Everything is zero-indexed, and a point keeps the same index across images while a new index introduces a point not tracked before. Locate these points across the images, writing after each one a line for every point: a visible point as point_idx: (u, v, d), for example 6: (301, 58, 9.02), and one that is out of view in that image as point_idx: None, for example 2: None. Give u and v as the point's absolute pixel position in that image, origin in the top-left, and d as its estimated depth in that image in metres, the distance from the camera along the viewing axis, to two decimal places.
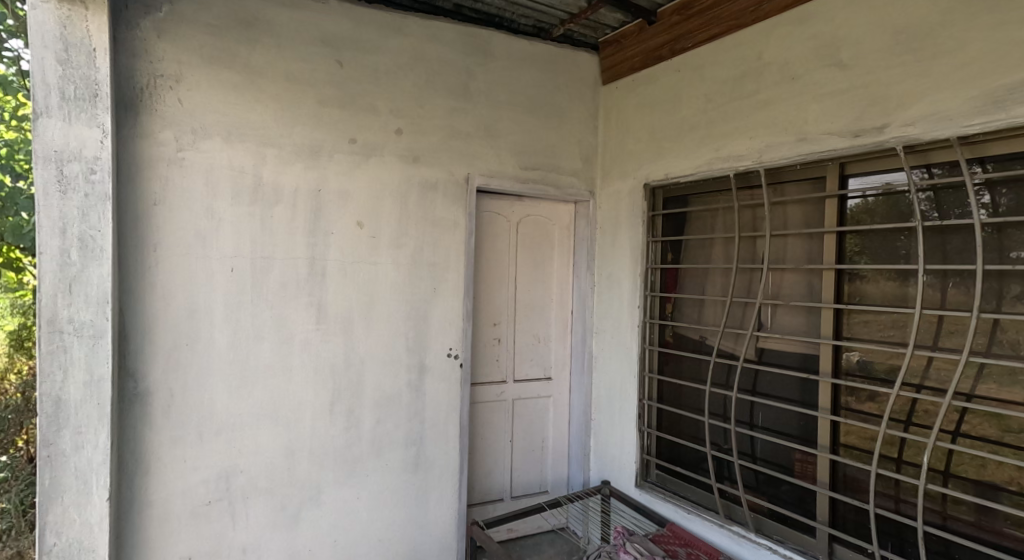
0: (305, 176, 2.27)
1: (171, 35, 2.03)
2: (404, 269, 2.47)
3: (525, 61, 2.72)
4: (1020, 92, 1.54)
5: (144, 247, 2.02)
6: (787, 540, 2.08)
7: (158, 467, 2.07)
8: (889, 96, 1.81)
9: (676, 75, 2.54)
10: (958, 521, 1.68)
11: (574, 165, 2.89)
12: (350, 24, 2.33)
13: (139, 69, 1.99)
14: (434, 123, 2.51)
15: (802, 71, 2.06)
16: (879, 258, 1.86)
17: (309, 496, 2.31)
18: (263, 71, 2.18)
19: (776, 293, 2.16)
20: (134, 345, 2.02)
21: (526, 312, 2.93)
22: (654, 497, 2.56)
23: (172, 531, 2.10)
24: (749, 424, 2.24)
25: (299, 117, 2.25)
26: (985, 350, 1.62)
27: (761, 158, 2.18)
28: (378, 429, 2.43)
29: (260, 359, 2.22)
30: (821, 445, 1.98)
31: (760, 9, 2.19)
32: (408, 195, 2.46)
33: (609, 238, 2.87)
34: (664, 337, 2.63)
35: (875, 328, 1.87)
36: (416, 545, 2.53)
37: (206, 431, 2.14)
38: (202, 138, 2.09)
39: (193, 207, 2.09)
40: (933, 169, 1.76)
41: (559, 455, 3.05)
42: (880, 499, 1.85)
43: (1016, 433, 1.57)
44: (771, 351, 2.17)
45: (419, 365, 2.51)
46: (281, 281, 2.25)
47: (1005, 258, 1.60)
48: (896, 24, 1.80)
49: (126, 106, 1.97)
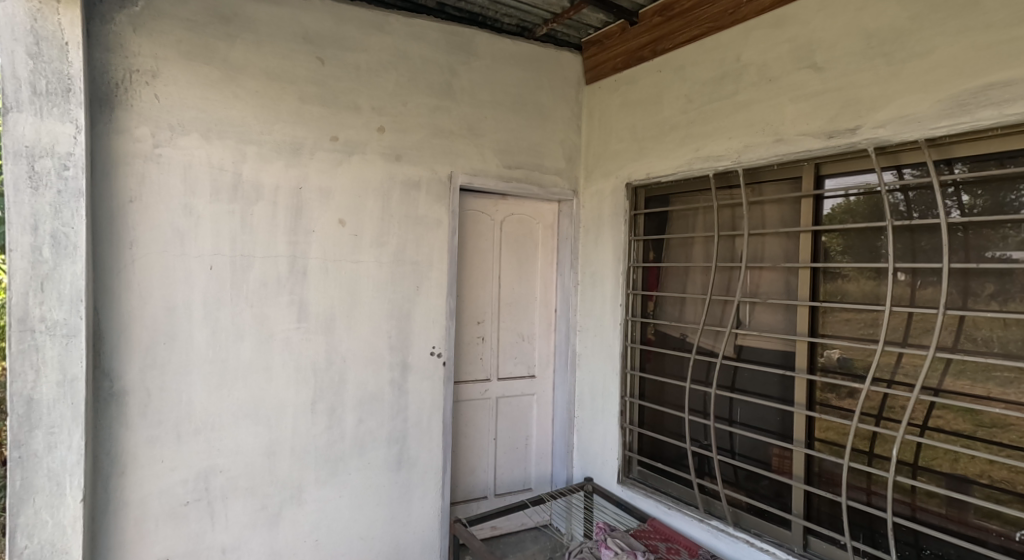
0: (286, 173, 2.25)
1: (148, 30, 2.00)
2: (387, 267, 2.46)
3: (508, 61, 2.72)
4: (985, 96, 1.59)
5: (120, 244, 1.99)
6: (764, 533, 2.12)
7: (134, 467, 2.04)
8: (862, 99, 1.85)
9: (658, 75, 2.56)
10: (927, 513, 1.72)
11: (557, 164, 2.90)
12: (332, 21, 2.32)
13: (114, 63, 1.96)
14: (417, 120, 2.50)
15: (779, 73, 2.09)
16: (857, 257, 1.90)
17: (290, 495, 2.30)
18: (242, 68, 2.16)
19: (754, 291, 2.20)
20: (110, 345, 1.98)
21: (510, 311, 2.94)
22: (636, 493, 2.59)
23: (148, 533, 2.07)
24: (728, 420, 2.27)
25: (279, 114, 2.23)
26: (953, 346, 1.67)
27: (739, 158, 2.21)
28: (361, 428, 2.43)
29: (239, 358, 2.20)
30: (797, 440, 2.01)
31: (738, 12, 2.22)
32: (391, 193, 2.46)
33: (593, 237, 2.89)
34: (645, 334, 2.66)
35: (852, 326, 1.90)
36: (400, 543, 2.53)
37: (184, 431, 2.12)
38: (179, 135, 2.07)
39: (171, 204, 2.06)
40: (905, 170, 1.80)
41: (543, 453, 3.07)
42: (852, 492, 1.90)
43: (988, 427, 1.61)
44: (750, 348, 2.20)
45: (401, 364, 2.50)
46: (262, 279, 2.23)
47: (975, 256, 1.65)
48: (868, 28, 1.84)
49: (100, 102, 1.94)
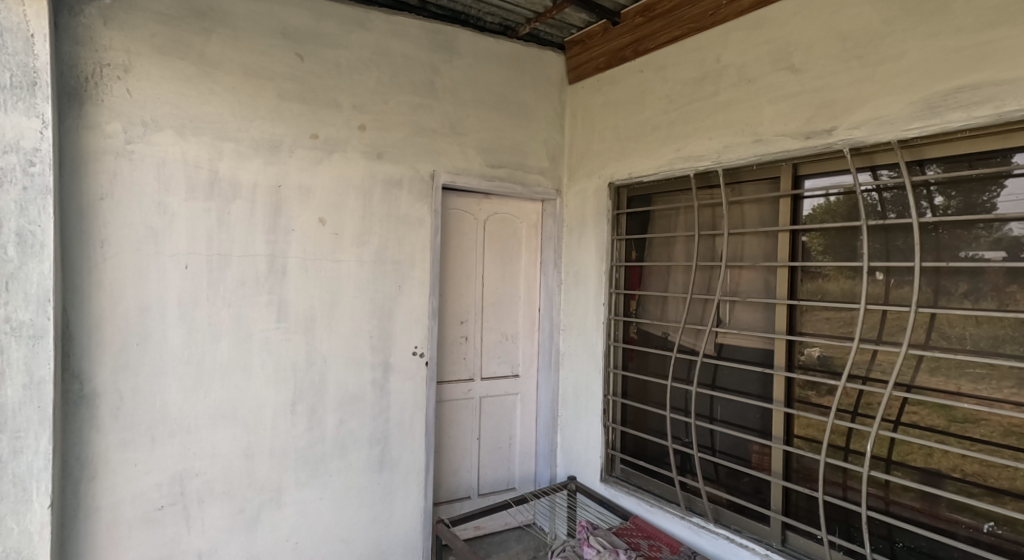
0: (265, 171, 2.22)
1: (120, 23, 1.96)
2: (368, 267, 2.44)
3: (490, 59, 2.71)
4: (956, 98, 1.61)
5: (90, 242, 1.94)
6: (744, 529, 2.14)
7: (106, 471, 1.99)
8: (838, 100, 1.87)
9: (640, 76, 2.57)
10: (900, 506, 1.75)
11: (540, 164, 2.90)
12: (311, 17, 2.29)
13: (83, 57, 1.91)
14: (398, 118, 2.48)
15: (757, 74, 2.10)
16: (834, 256, 1.92)
17: (269, 498, 2.27)
18: (218, 64, 2.12)
19: (734, 290, 2.22)
20: (79, 346, 1.93)
21: (494, 311, 2.93)
22: (619, 491, 2.60)
23: (120, 539, 2.02)
24: (708, 417, 2.28)
25: (257, 111, 2.20)
26: (925, 343, 1.70)
27: (719, 158, 2.22)
28: (342, 428, 2.40)
29: (216, 359, 2.16)
30: (775, 437, 2.03)
31: (719, 13, 2.23)
32: (372, 191, 2.43)
33: (576, 236, 2.89)
34: (628, 333, 2.67)
35: (830, 324, 1.93)
36: (382, 545, 2.50)
37: (158, 433, 2.07)
38: (152, 131, 2.02)
39: (144, 201, 2.02)
40: (879, 171, 1.82)
41: (527, 452, 3.06)
42: (829, 487, 1.92)
43: (960, 422, 1.64)
44: (730, 347, 2.22)
45: (384, 364, 2.48)
46: (240, 278, 2.19)
47: (948, 256, 1.67)
48: (843, 30, 1.86)
49: (68, 96, 1.89)
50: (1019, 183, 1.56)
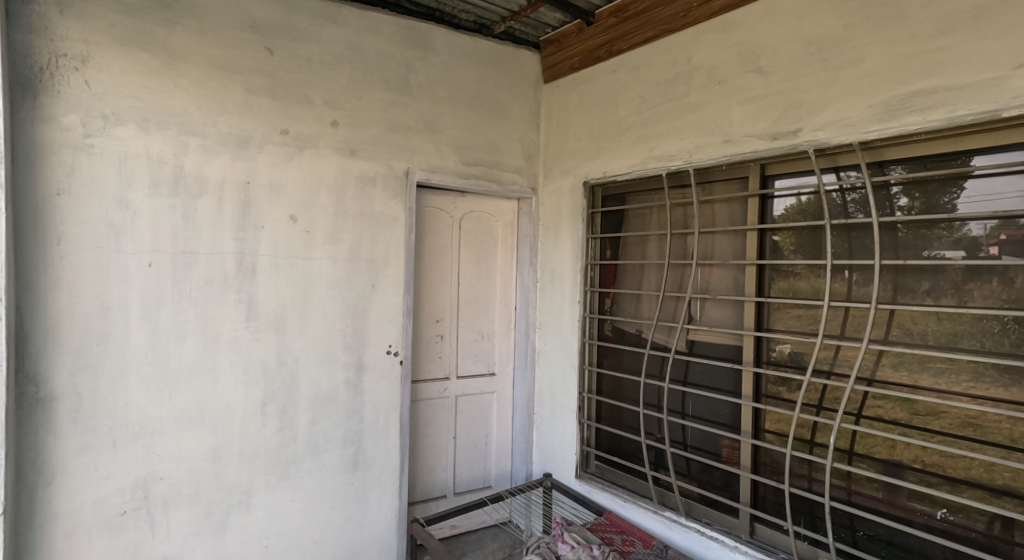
0: (233, 167, 2.17)
1: (78, 12, 1.89)
2: (341, 266, 2.40)
3: (464, 56, 2.70)
4: (914, 101, 1.66)
5: (46, 239, 1.87)
6: (714, 522, 2.17)
7: (63, 475, 1.93)
8: (803, 102, 1.91)
9: (613, 75, 2.58)
10: (863, 496, 1.80)
11: (516, 163, 2.89)
12: (281, 11, 2.25)
13: (38, 46, 1.84)
14: (371, 114, 2.45)
15: (726, 75, 2.13)
16: (801, 255, 1.96)
17: (238, 501, 2.22)
18: (183, 56, 2.07)
19: (704, 287, 2.25)
20: (34, 346, 1.86)
21: (470, 309, 2.92)
22: (593, 487, 2.61)
23: (79, 545, 1.96)
24: (680, 413, 2.31)
25: (224, 105, 2.15)
26: (884, 338, 1.75)
27: (690, 158, 2.24)
28: (315, 428, 2.37)
29: (182, 359, 2.11)
30: (744, 431, 2.07)
31: (690, 15, 2.26)
32: (344, 190, 2.40)
33: (551, 235, 2.90)
34: (603, 331, 2.69)
35: (796, 321, 1.97)
36: (356, 546, 2.48)
37: (121, 437, 2.02)
38: (114, 124, 1.96)
39: (104, 197, 1.96)
40: (843, 171, 1.86)
41: (503, 450, 3.06)
42: (795, 479, 1.96)
43: (921, 415, 1.68)
44: (701, 343, 2.25)
45: (357, 363, 2.45)
46: (207, 276, 2.14)
47: (911, 254, 1.71)
48: (808, 35, 1.89)
49: (22, 87, 1.82)
50: (977, 183, 1.61)
